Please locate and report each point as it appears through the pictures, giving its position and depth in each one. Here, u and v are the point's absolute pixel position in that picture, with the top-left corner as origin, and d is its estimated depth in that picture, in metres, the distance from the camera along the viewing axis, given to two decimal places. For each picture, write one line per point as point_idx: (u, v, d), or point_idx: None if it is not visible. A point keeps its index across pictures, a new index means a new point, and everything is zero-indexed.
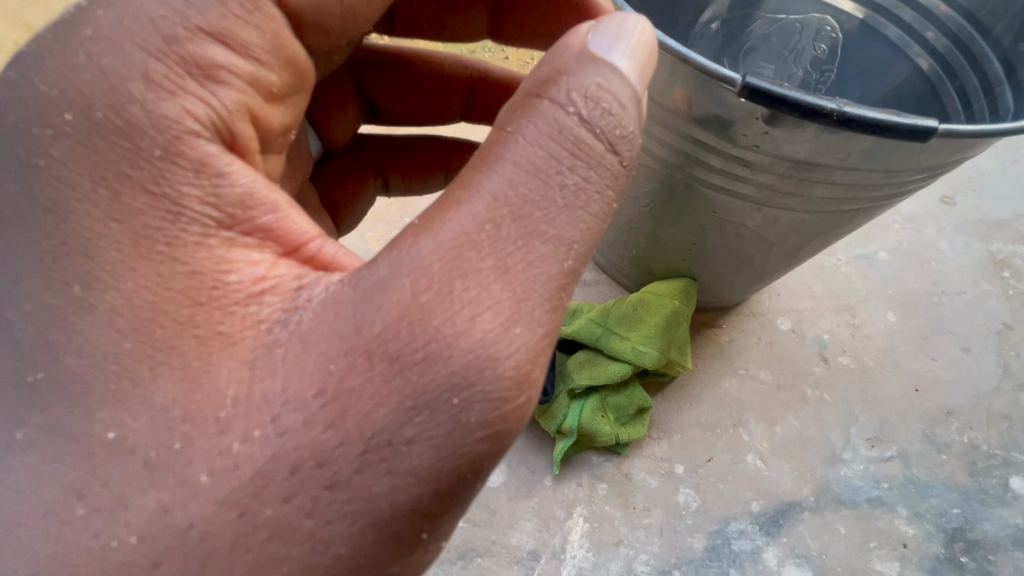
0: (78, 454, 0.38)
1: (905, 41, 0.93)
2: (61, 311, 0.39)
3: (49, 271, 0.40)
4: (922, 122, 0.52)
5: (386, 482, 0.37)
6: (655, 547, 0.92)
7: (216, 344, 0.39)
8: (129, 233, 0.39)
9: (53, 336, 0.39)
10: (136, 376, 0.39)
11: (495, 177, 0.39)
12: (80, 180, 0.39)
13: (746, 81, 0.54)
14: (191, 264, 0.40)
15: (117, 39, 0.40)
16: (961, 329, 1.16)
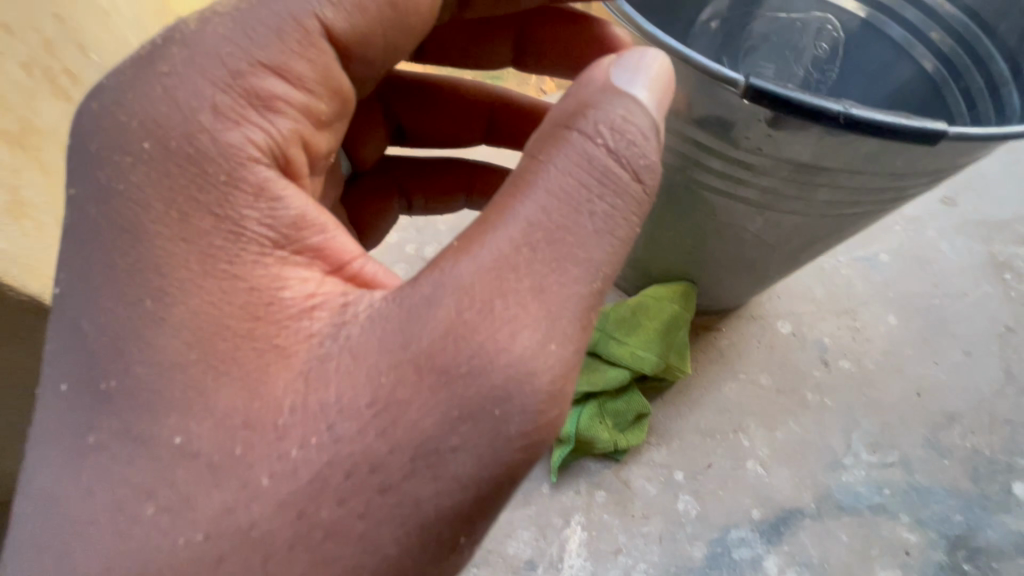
0: (140, 458, 0.36)
1: (907, 41, 0.92)
2: (128, 322, 0.37)
3: (113, 291, 0.38)
4: (930, 125, 0.50)
5: (433, 488, 0.36)
6: (654, 556, 0.90)
7: (273, 358, 0.37)
8: (193, 249, 0.38)
9: (119, 344, 0.37)
10: (199, 388, 0.37)
11: (530, 204, 0.38)
12: (148, 199, 0.38)
13: (748, 83, 0.53)
14: (249, 281, 0.38)
15: (176, 67, 0.39)
16: (962, 332, 1.15)
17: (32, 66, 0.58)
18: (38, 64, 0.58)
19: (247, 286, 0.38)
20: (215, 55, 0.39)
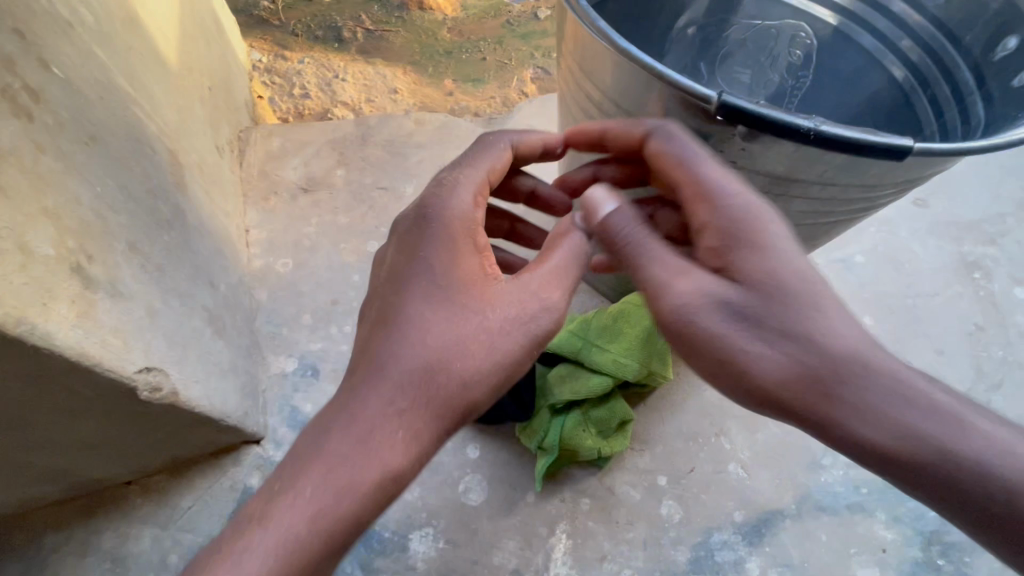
0: (374, 365, 0.59)
1: (879, 49, 0.93)
2: (412, 301, 0.60)
3: (413, 277, 0.61)
4: (899, 141, 0.51)
5: (421, 428, 0.59)
6: (638, 561, 0.91)
7: (475, 335, 0.60)
8: (452, 273, 0.61)
9: (403, 305, 0.60)
10: (425, 340, 0.59)
11: (553, 262, 0.64)
12: (444, 248, 0.62)
13: (721, 99, 0.53)
14: (470, 295, 0.61)
15: (446, 197, 0.65)
16: (934, 331, 1.18)
17: None
18: None
19: (447, 304, 0.60)
20: (458, 202, 0.65)
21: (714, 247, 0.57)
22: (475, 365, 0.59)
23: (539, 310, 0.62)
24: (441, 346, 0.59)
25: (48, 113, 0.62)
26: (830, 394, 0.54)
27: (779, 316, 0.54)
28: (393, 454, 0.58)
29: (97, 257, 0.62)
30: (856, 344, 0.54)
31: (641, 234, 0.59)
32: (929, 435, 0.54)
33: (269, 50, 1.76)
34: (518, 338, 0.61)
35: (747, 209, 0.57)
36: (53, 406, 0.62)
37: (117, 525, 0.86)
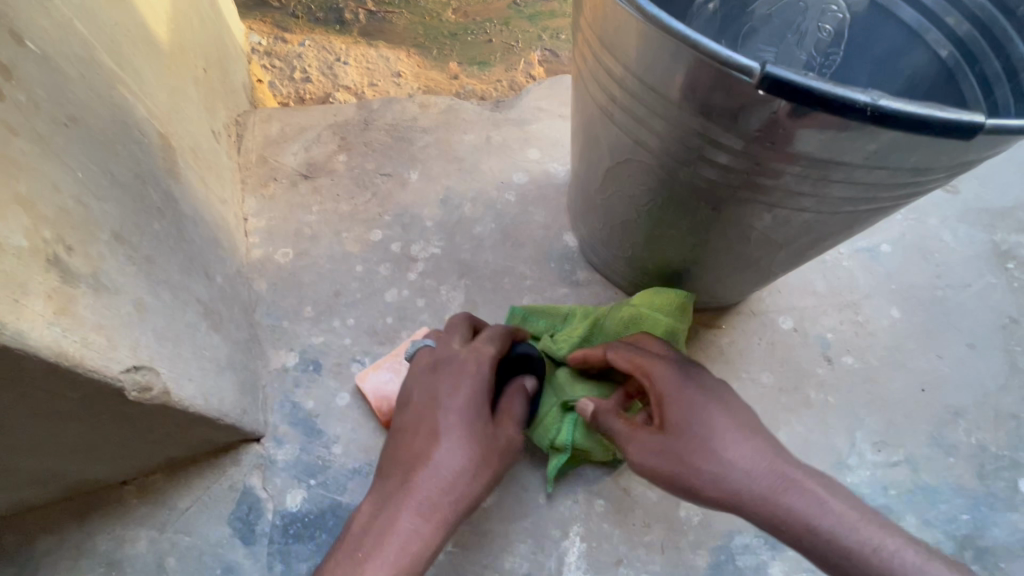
0: (422, 464, 0.69)
1: (920, 23, 0.85)
2: (446, 417, 0.70)
3: (445, 399, 0.71)
4: (969, 118, 0.45)
5: (456, 512, 0.68)
6: (656, 566, 0.87)
7: (487, 449, 0.70)
8: (479, 403, 0.72)
9: (439, 422, 0.70)
10: (455, 447, 0.69)
11: (519, 406, 0.76)
12: (467, 387, 0.72)
13: (766, 71, 0.47)
14: (489, 421, 0.72)
15: (453, 422, 0.70)
16: (966, 324, 1.12)
17: None
18: None
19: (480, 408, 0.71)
20: (478, 358, 0.75)
21: (654, 408, 0.72)
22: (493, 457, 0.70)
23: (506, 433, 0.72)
24: (477, 448, 0.69)
25: (20, 90, 0.57)
26: (761, 507, 0.65)
27: (692, 458, 0.67)
28: (435, 529, 0.67)
29: (78, 247, 0.57)
30: (785, 526, 0.65)
31: (621, 427, 0.74)
32: (856, 567, 0.62)
33: (269, 32, 1.69)
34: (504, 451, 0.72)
35: (667, 382, 0.72)
36: (35, 408, 0.58)
37: (112, 527, 0.83)
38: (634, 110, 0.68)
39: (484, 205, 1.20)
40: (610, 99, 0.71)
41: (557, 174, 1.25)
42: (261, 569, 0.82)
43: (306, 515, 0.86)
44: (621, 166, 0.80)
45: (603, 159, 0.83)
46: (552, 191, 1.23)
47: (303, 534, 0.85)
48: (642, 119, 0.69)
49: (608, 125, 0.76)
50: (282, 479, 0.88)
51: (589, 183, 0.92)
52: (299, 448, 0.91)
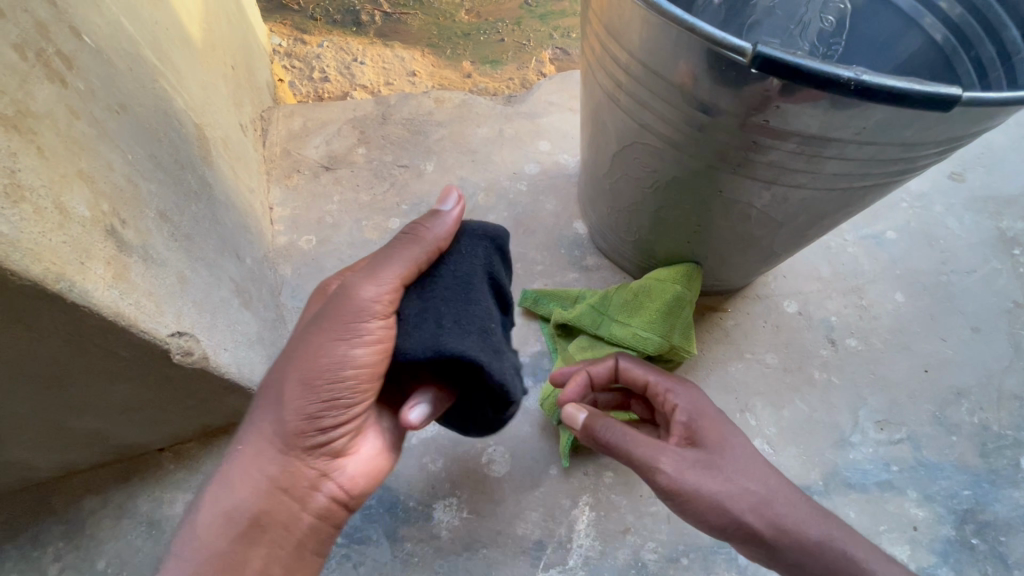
0: (252, 470, 0.65)
1: (917, 10, 0.88)
2: (273, 393, 0.64)
3: (272, 384, 0.64)
4: (945, 90, 0.49)
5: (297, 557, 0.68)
6: (663, 535, 0.90)
7: (341, 406, 0.64)
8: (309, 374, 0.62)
9: (264, 402, 0.65)
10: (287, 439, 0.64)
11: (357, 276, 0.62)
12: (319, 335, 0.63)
13: (757, 51, 0.51)
14: (321, 377, 0.62)
15: (285, 379, 0.63)
16: (971, 308, 1.14)
17: (25, 48, 0.54)
18: (30, 46, 0.55)
19: (316, 342, 0.61)
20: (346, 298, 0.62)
21: (684, 428, 0.72)
22: (303, 406, 0.63)
23: (346, 355, 0.60)
24: (292, 393, 0.62)
25: (80, 79, 0.62)
26: (779, 529, 0.66)
27: (742, 471, 0.68)
28: (240, 497, 0.64)
29: (129, 221, 0.63)
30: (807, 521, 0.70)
31: (658, 374, 0.80)
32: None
33: (289, 34, 1.76)
34: (304, 394, 0.62)
35: (695, 404, 0.75)
36: (91, 366, 0.64)
37: (151, 490, 0.89)
38: (639, 94, 0.73)
39: (496, 194, 1.25)
40: (617, 84, 0.76)
41: (567, 165, 1.29)
42: None
43: None
44: (627, 150, 0.84)
45: (610, 143, 0.87)
46: (562, 181, 1.28)
47: None
48: (647, 103, 0.73)
49: (615, 111, 0.80)
50: None
51: (597, 169, 0.96)
52: None
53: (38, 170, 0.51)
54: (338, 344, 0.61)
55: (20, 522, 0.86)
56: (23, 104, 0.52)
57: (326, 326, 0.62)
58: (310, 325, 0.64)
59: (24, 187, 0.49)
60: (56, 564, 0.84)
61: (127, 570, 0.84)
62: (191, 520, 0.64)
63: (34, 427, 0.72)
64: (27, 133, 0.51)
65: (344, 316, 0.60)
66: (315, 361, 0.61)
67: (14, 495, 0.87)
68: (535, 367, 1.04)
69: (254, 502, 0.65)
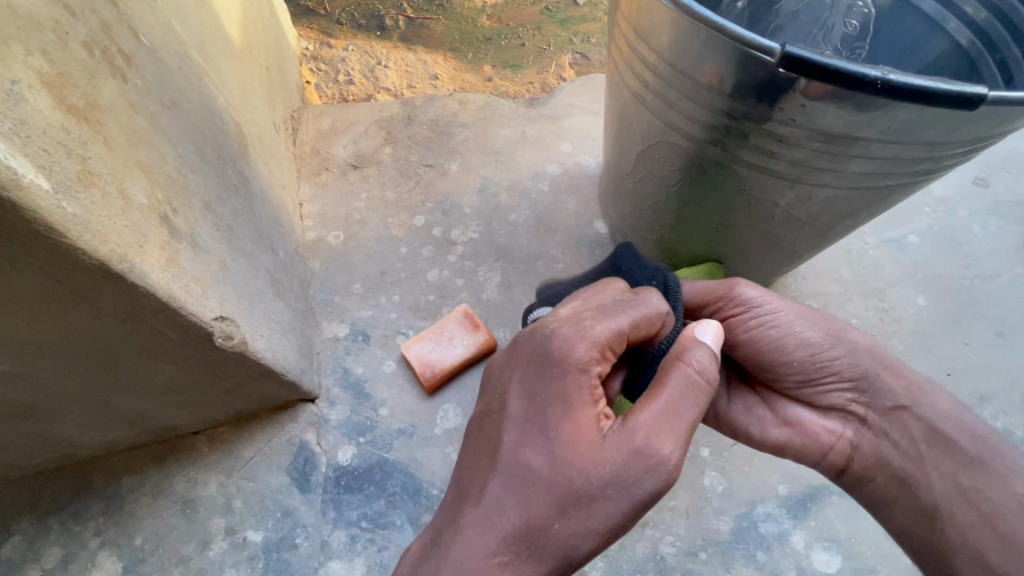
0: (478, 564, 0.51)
1: (941, 13, 0.89)
2: (516, 480, 0.52)
3: (528, 485, 0.51)
4: (971, 90, 0.50)
5: None
6: (681, 529, 0.91)
7: (572, 479, 0.50)
8: (551, 473, 0.51)
9: (499, 493, 0.52)
10: (519, 528, 0.51)
11: (585, 366, 0.54)
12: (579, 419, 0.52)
13: (784, 51, 0.53)
14: (574, 463, 0.51)
15: (522, 469, 0.52)
16: (995, 312, 1.14)
17: (92, 46, 0.58)
18: (96, 44, 0.59)
19: (605, 485, 0.50)
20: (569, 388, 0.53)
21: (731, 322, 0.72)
22: (574, 538, 0.51)
23: (662, 457, 0.50)
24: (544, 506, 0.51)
25: (138, 76, 0.66)
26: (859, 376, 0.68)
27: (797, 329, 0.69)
28: None
29: (180, 210, 0.67)
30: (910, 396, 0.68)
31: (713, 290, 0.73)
32: (936, 493, 0.67)
33: (316, 38, 1.81)
34: (630, 507, 0.50)
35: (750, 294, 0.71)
36: (144, 346, 0.67)
37: (187, 471, 0.92)
38: (665, 94, 0.75)
39: (519, 194, 1.27)
40: (643, 84, 0.78)
41: (588, 166, 1.32)
42: (316, 515, 0.91)
43: (355, 468, 0.94)
44: (651, 149, 0.86)
45: (634, 143, 0.89)
46: (584, 182, 1.30)
47: (353, 484, 0.93)
48: (673, 103, 0.75)
49: (640, 111, 0.82)
50: (334, 436, 0.97)
51: (621, 169, 0.98)
52: (349, 409, 0.99)
53: (105, 159, 0.55)
54: (604, 442, 0.51)
55: (63, 499, 0.90)
56: (91, 97, 0.56)
57: (549, 432, 0.52)
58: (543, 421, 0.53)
59: (94, 173, 0.53)
60: (96, 539, 0.88)
61: (163, 546, 0.88)
62: None
63: (84, 404, 0.76)
64: (95, 124, 0.55)
65: (557, 368, 0.53)
66: (595, 495, 0.50)
67: (59, 473, 0.92)
68: None
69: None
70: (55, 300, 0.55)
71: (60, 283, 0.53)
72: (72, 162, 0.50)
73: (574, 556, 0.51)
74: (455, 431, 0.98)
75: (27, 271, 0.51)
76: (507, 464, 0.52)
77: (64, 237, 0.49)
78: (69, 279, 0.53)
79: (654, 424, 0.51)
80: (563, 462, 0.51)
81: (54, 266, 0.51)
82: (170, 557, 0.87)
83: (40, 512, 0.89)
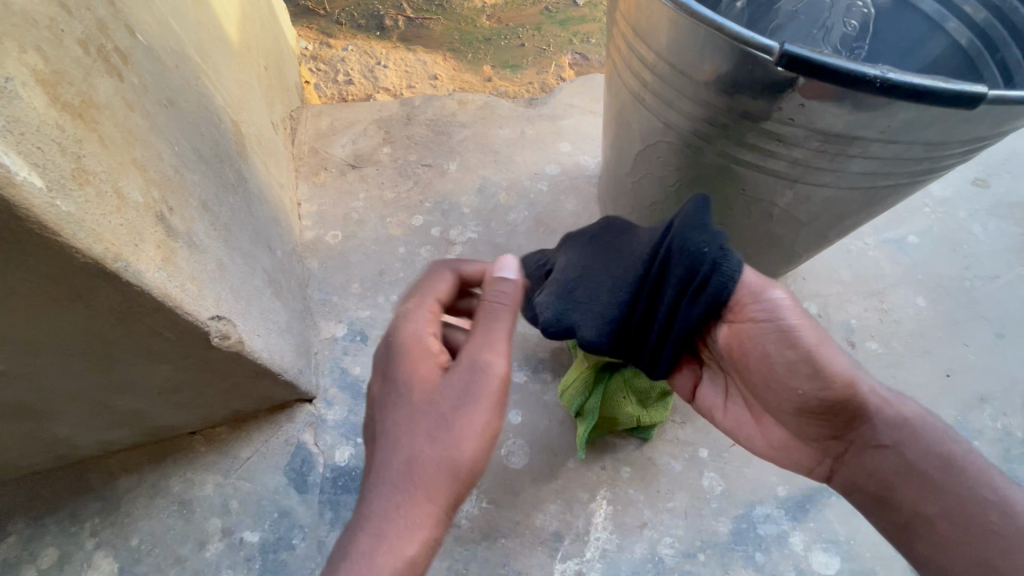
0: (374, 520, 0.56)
1: (941, 13, 0.89)
2: (400, 439, 0.57)
3: (415, 440, 0.57)
4: (970, 89, 0.50)
5: None
6: (680, 530, 0.91)
7: (431, 430, 0.57)
8: (420, 432, 0.57)
9: (387, 452, 0.57)
10: (401, 488, 0.56)
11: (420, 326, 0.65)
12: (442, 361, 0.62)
13: (783, 49, 0.53)
14: (434, 410, 0.58)
15: (408, 427, 0.57)
16: (994, 314, 1.13)
17: (88, 44, 0.58)
18: (92, 42, 0.59)
19: (431, 412, 0.57)
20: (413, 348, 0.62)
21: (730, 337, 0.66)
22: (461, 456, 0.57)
23: (489, 371, 0.59)
24: (419, 501, 0.56)
25: (134, 74, 0.66)
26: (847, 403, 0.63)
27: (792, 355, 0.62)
28: None
29: (176, 209, 0.67)
30: (901, 433, 0.62)
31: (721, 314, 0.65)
32: (902, 517, 0.63)
33: (315, 38, 1.81)
34: (480, 408, 0.57)
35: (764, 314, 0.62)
36: (139, 345, 0.67)
37: (184, 471, 0.92)
38: (664, 94, 0.74)
39: (518, 194, 1.27)
40: (643, 84, 0.77)
41: (587, 166, 1.31)
42: (313, 515, 0.90)
43: (352, 469, 0.94)
44: (650, 149, 0.86)
45: (634, 143, 0.89)
46: (583, 182, 1.30)
47: (350, 485, 0.92)
48: (672, 102, 0.75)
49: (639, 111, 0.82)
50: (331, 436, 0.96)
51: (620, 168, 0.98)
52: (347, 409, 0.99)
53: (100, 157, 0.54)
54: (431, 394, 0.59)
55: (59, 499, 0.90)
56: (86, 95, 0.55)
57: (433, 398, 0.58)
58: (419, 416, 0.58)
59: (88, 171, 0.52)
60: (92, 540, 0.87)
61: (159, 547, 0.87)
62: None
63: (80, 404, 0.76)
64: (91, 122, 0.55)
65: (402, 347, 0.62)
66: (453, 420, 0.57)
67: (55, 473, 0.91)
68: (555, 363, 1.04)
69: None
70: (50, 299, 0.55)
71: (54, 282, 0.53)
72: (67, 160, 0.50)
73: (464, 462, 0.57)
74: None
75: (21, 270, 0.51)
76: (386, 422, 0.59)
77: (58, 235, 0.48)
78: (64, 278, 0.53)
79: (479, 341, 0.61)
80: (444, 412, 0.58)
81: (49, 265, 0.51)
82: (166, 557, 0.87)
83: (36, 513, 0.89)
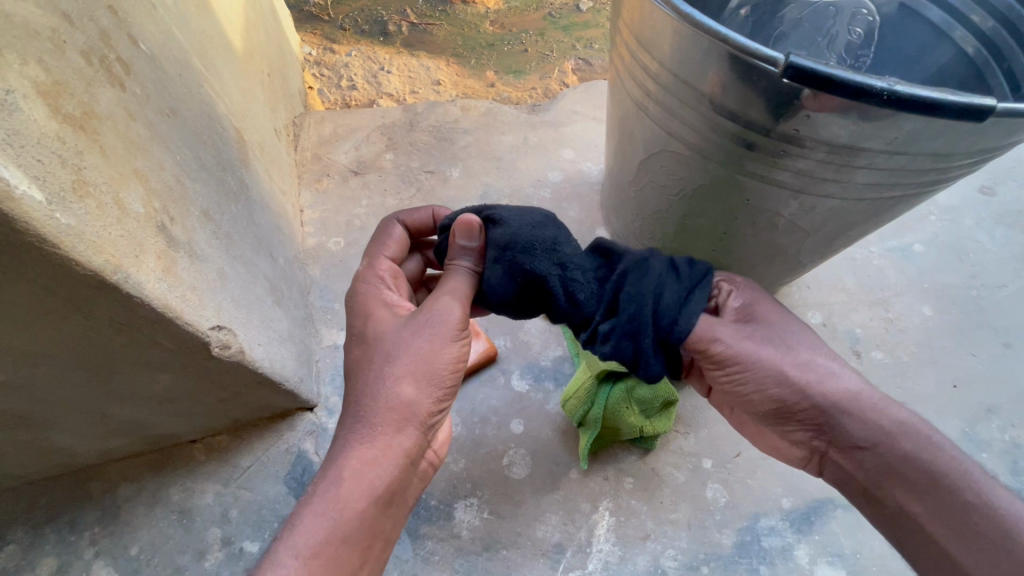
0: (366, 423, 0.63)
1: (947, 22, 0.89)
2: (384, 350, 0.65)
3: (394, 353, 0.65)
4: (979, 100, 0.50)
5: (401, 520, 0.67)
6: (683, 542, 0.90)
7: (402, 349, 0.64)
8: (399, 349, 0.65)
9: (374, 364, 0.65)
10: (371, 382, 0.64)
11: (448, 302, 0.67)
12: (423, 311, 0.67)
13: (788, 60, 0.52)
14: (413, 336, 0.65)
15: (398, 341, 0.65)
16: (1002, 323, 1.12)
17: (90, 54, 0.58)
18: (95, 53, 0.59)
19: (418, 335, 0.65)
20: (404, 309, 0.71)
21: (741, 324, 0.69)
22: (443, 375, 0.65)
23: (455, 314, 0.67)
24: (394, 397, 0.63)
25: (136, 84, 0.66)
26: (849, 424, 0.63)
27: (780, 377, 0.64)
28: (369, 483, 0.62)
29: (178, 219, 0.67)
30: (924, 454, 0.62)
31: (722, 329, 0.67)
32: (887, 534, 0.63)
33: (318, 43, 1.82)
34: (454, 335, 0.66)
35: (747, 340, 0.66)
36: (138, 355, 0.67)
37: (184, 480, 0.92)
38: (668, 103, 0.74)
39: (520, 201, 1.27)
40: (646, 93, 0.77)
41: (590, 173, 1.31)
42: None
43: None
44: (653, 157, 0.85)
45: (637, 151, 0.88)
46: (586, 189, 1.29)
47: None
48: (675, 112, 0.74)
49: (643, 119, 0.82)
50: None
51: (623, 175, 0.98)
52: None
53: (101, 168, 0.54)
54: (426, 338, 0.65)
55: (60, 507, 0.90)
56: (88, 106, 0.55)
57: (420, 324, 0.66)
58: (402, 332, 0.66)
59: (89, 183, 0.52)
60: (92, 548, 0.87)
61: (159, 556, 0.87)
62: (317, 504, 0.61)
63: (79, 413, 0.75)
64: (92, 133, 0.55)
65: (431, 316, 0.66)
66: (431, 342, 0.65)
67: (55, 481, 0.91)
68: (557, 371, 1.04)
69: (374, 508, 0.62)
70: (47, 311, 0.55)
71: (55, 294, 0.53)
72: (67, 172, 0.50)
73: (434, 376, 0.64)
74: (454, 441, 0.97)
75: (19, 282, 0.50)
76: (379, 337, 0.66)
77: (57, 248, 0.48)
78: (62, 289, 0.53)
79: (450, 293, 0.68)
80: (428, 339, 0.65)
81: (51, 278, 0.51)
82: (166, 567, 0.86)
83: (37, 521, 0.89)
